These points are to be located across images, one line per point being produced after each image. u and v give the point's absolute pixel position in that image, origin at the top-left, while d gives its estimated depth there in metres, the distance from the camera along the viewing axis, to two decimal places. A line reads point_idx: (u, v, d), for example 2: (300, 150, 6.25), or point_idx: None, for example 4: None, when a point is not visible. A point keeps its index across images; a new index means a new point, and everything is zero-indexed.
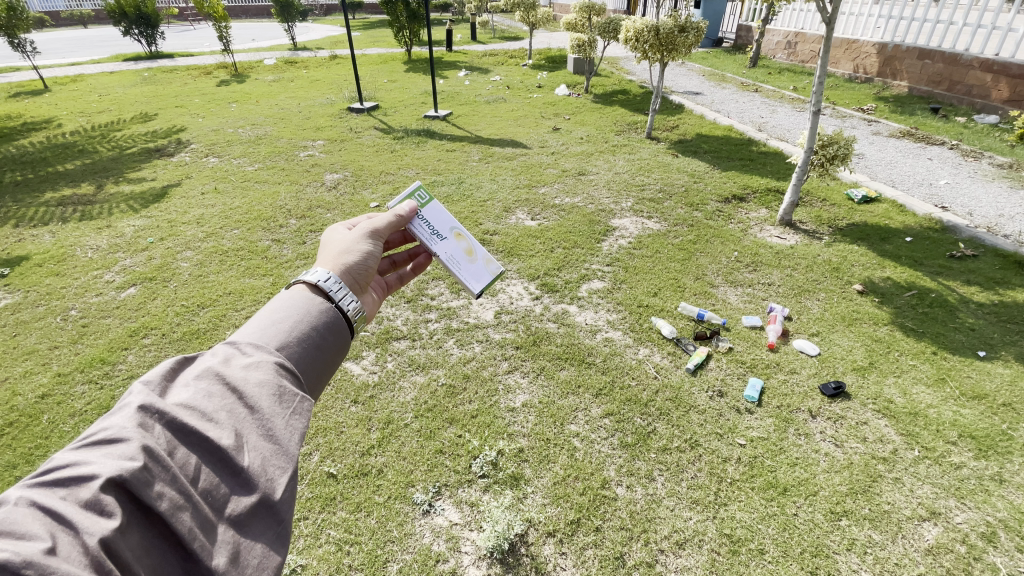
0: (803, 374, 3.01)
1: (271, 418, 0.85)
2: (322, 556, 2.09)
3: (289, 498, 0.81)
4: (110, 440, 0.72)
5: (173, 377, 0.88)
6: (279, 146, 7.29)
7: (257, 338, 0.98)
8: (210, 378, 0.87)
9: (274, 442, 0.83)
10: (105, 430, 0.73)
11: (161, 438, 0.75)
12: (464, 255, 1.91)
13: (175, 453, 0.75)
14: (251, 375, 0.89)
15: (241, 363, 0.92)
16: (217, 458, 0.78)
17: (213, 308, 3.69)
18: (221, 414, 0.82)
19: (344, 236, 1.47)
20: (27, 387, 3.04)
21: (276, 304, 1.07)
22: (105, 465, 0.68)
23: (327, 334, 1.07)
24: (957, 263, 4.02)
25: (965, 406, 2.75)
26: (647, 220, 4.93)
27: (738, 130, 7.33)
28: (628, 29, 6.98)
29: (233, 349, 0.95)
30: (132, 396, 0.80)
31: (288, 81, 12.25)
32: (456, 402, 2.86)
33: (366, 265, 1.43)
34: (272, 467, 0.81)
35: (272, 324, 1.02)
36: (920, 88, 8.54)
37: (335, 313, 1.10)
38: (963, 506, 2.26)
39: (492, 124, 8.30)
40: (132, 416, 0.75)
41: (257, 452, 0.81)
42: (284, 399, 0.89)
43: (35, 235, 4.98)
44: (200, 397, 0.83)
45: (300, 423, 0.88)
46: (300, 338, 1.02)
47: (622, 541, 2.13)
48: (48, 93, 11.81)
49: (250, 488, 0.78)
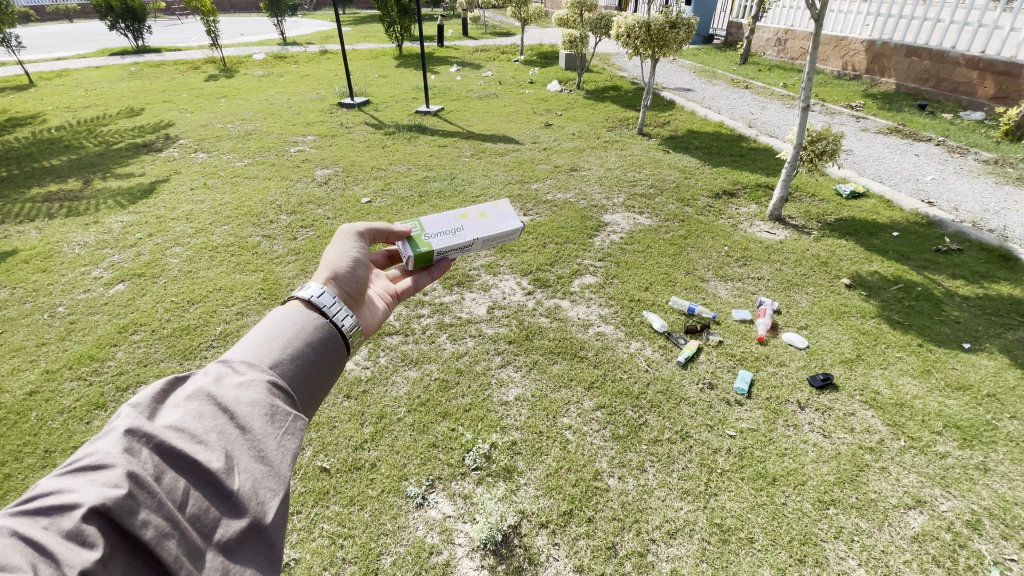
0: (792, 366, 3.05)
1: (262, 439, 0.85)
2: (315, 549, 2.09)
3: (280, 521, 0.80)
4: (95, 466, 0.71)
5: (164, 398, 0.88)
6: (268, 142, 7.23)
7: (250, 355, 0.98)
8: (201, 399, 0.87)
9: (266, 464, 0.84)
10: (91, 455, 0.72)
11: (148, 464, 0.74)
12: (483, 219, 2.12)
13: (163, 477, 0.74)
14: (243, 395, 0.89)
15: (233, 382, 0.92)
16: (206, 481, 0.78)
17: (203, 304, 3.67)
18: (211, 436, 0.82)
19: (336, 244, 1.45)
20: (14, 384, 3.00)
21: (271, 320, 1.07)
22: (89, 493, 0.67)
23: (321, 351, 1.07)
24: (943, 257, 4.09)
25: (950, 397, 2.80)
26: (638, 215, 4.95)
27: (728, 126, 7.37)
28: (620, 25, 6.99)
29: (225, 368, 0.95)
30: (119, 420, 0.79)
31: (277, 76, 12.14)
32: (449, 396, 2.87)
33: (358, 271, 1.42)
34: (263, 490, 0.81)
35: (266, 341, 1.02)
36: (907, 85, 8.64)
37: (330, 329, 1.10)
38: (948, 494, 2.31)
39: (484, 120, 8.28)
40: (118, 441, 0.75)
41: (248, 474, 0.81)
42: (277, 419, 0.89)
43: (22, 231, 4.91)
44: (190, 419, 0.83)
45: (292, 443, 0.88)
46: (295, 355, 1.02)
47: (614, 532, 2.15)
48: (33, 88, 11.61)
49: (240, 512, 0.78)
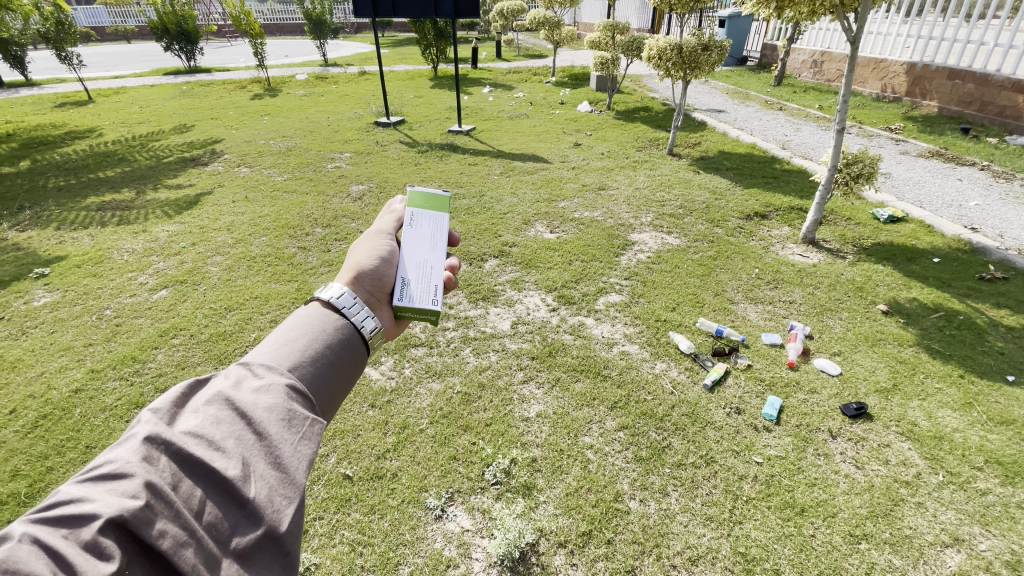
0: (823, 394, 2.96)
1: (278, 445, 0.87)
2: (335, 555, 2.12)
3: (295, 529, 0.81)
4: (114, 475, 0.74)
5: (184, 402, 0.92)
6: (307, 158, 7.53)
7: (269, 359, 1.01)
8: (220, 403, 0.90)
9: (282, 470, 0.85)
10: (112, 463, 0.75)
11: (166, 472, 0.77)
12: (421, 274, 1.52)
13: (180, 486, 0.77)
14: (261, 400, 0.92)
15: (252, 385, 0.95)
16: (223, 489, 0.79)
17: (240, 311, 3.82)
18: (228, 443, 0.84)
19: (364, 245, 1.51)
20: (61, 381, 3.17)
21: (292, 322, 1.11)
22: (107, 504, 0.70)
23: (341, 352, 1.10)
24: (987, 285, 3.92)
25: (992, 432, 2.67)
26: (667, 235, 4.93)
27: (761, 148, 7.30)
28: (651, 47, 7.03)
29: (245, 371, 0.98)
30: (141, 427, 0.83)
31: (318, 95, 12.67)
32: (471, 410, 2.89)
33: (378, 271, 1.44)
34: (279, 498, 0.82)
35: (285, 343, 1.06)
36: (949, 108, 8.40)
37: (350, 331, 1.13)
38: (988, 533, 2.19)
39: (514, 139, 8.43)
40: (138, 449, 0.78)
41: (264, 482, 0.82)
42: (293, 424, 0.90)
43: (76, 238, 5.21)
44: (209, 425, 0.86)
45: (309, 448, 0.89)
46: (313, 358, 1.05)
47: (634, 555, 2.11)
48: (93, 104, 12.40)
49: (257, 520, 0.79)
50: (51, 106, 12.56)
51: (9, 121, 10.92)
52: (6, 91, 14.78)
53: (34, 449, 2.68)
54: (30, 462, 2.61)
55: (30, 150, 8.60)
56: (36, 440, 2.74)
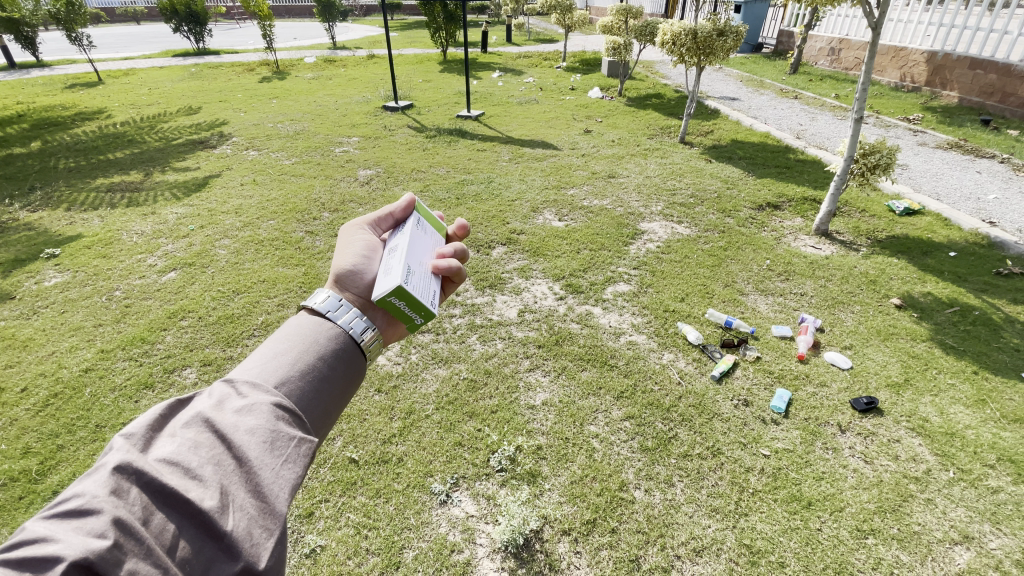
0: (833, 388, 2.92)
1: (259, 471, 0.83)
2: (341, 538, 2.14)
3: (275, 563, 0.76)
4: (80, 511, 0.69)
5: (161, 425, 0.87)
6: (315, 142, 7.49)
7: (255, 376, 0.97)
8: (198, 427, 0.86)
9: (263, 500, 0.81)
10: (78, 497, 0.71)
11: (135, 506, 0.72)
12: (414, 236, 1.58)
13: (151, 520, 0.72)
14: (242, 422, 0.88)
15: (234, 406, 0.91)
16: (198, 521, 0.75)
17: (247, 294, 3.82)
18: (206, 470, 0.80)
19: (346, 244, 1.44)
20: (72, 361, 3.20)
21: (280, 334, 1.07)
22: (70, 545, 0.65)
23: (334, 365, 1.06)
24: (1004, 280, 3.84)
25: (1006, 430, 2.63)
26: (677, 224, 4.87)
27: (775, 137, 7.17)
28: (665, 32, 6.88)
29: (228, 390, 0.94)
30: (110, 455, 0.78)
31: (326, 79, 12.59)
32: (477, 397, 2.88)
33: (361, 265, 1.36)
34: (258, 530, 0.78)
35: (273, 357, 1.01)
36: (970, 99, 8.19)
37: (343, 342, 1.10)
38: (999, 532, 2.17)
39: (524, 125, 8.35)
40: (106, 480, 0.73)
41: (243, 513, 0.78)
42: (276, 446, 0.86)
43: (86, 219, 5.23)
44: (187, 450, 0.82)
45: (292, 472, 0.85)
46: (304, 371, 1.01)
47: (638, 544, 2.11)
48: (102, 86, 12.39)
49: (234, 555, 0.74)
50: (60, 87, 12.58)
51: (21, 102, 10.95)
52: (17, 72, 14.79)
53: (44, 427, 2.72)
54: (42, 439, 2.64)
55: (40, 131, 8.63)
56: (47, 418, 2.77)
